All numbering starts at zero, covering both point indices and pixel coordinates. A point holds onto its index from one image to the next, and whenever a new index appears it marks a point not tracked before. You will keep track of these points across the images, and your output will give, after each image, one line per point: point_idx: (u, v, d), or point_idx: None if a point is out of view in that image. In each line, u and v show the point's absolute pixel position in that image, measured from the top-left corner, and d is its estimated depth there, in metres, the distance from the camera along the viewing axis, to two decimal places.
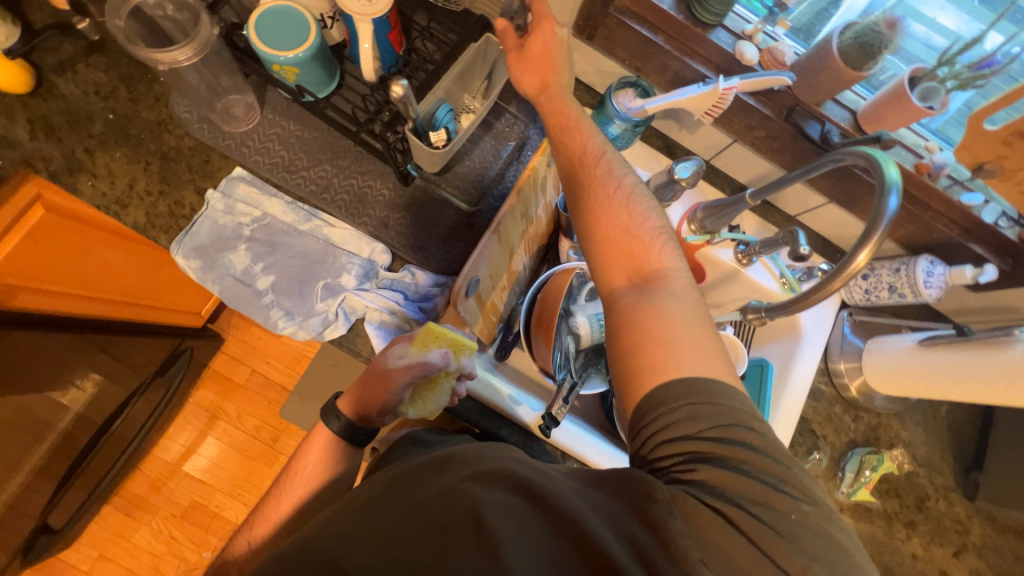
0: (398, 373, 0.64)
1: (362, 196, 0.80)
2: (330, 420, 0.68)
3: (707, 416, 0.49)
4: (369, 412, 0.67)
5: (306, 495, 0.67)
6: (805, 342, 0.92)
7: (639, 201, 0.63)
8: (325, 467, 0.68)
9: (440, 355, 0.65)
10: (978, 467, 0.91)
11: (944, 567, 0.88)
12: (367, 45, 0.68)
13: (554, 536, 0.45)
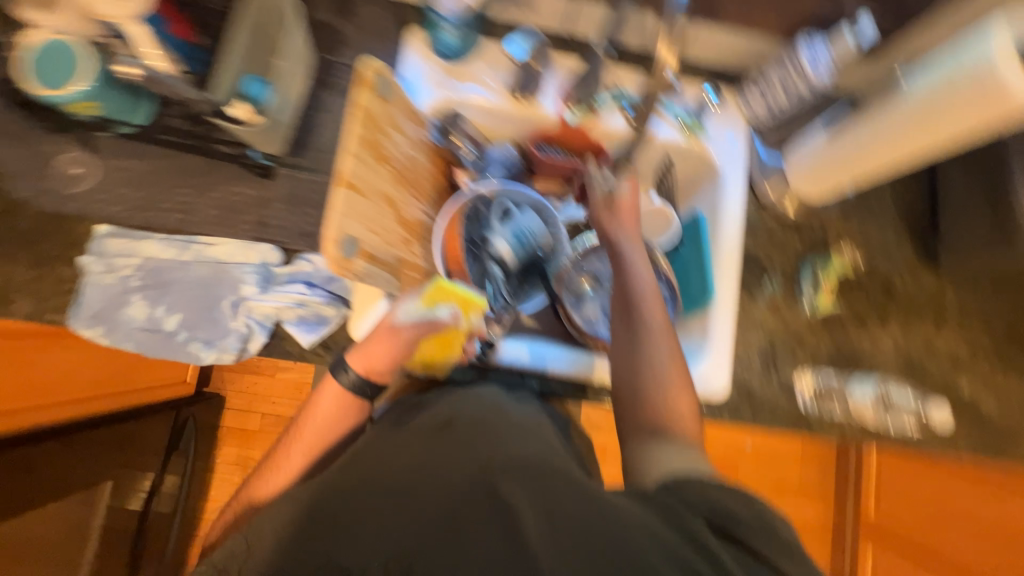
0: (407, 328, 0.68)
1: (231, 205, 0.77)
2: (342, 375, 0.67)
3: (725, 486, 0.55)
4: (377, 371, 0.68)
5: (320, 442, 0.65)
6: (724, 178, 0.88)
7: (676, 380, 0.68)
8: (335, 412, 0.67)
9: (451, 312, 0.71)
10: (936, 234, 0.90)
11: (929, 341, 0.89)
12: (146, 48, 0.64)
13: (552, 478, 0.49)
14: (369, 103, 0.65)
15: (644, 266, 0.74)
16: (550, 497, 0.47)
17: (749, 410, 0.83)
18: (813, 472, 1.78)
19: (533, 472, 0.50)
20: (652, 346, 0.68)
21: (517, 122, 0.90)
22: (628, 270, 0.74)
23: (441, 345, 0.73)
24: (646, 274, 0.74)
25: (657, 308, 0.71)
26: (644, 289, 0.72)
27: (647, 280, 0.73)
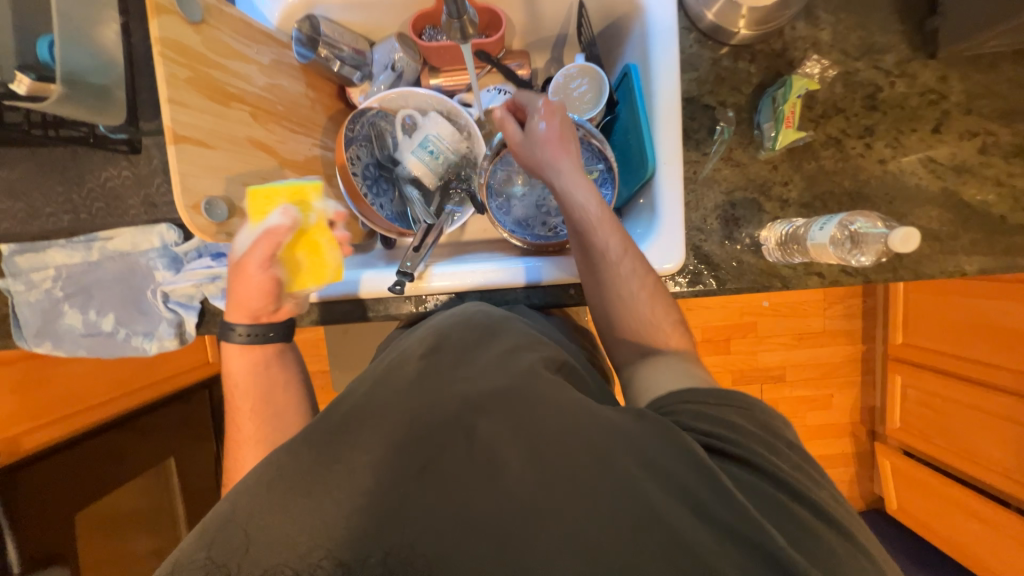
0: (249, 254, 0.60)
1: (114, 191, 0.72)
2: (230, 334, 0.65)
3: (729, 411, 0.51)
4: (262, 311, 0.64)
5: (258, 407, 0.65)
6: (649, 8, 0.72)
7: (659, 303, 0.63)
8: (262, 374, 0.66)
9: (281, 215, 0.60)
10: (935, 12, 0.72)
11: (927, 151, 0.75)
12: None
13: (539, 404, 0.47)
14: (177, 35, 0.55)
15: (590, 198, 0.63)
16: (535, 429, 0.45)
17: (712, 278, 0.75)
18: (839, 315, 1.71)
19: (511, 404, 0.48)
20: (623, 279, 0.63)
21: (388, 10, 0.77)
22: (575, 212, 0.63)
23: (307, 250, 0.64)
24: (594, 206, 0.63)
25: (619, 238, 0.63)
26: (596, 227, 0.63)
27: (595, 212, 0.63)
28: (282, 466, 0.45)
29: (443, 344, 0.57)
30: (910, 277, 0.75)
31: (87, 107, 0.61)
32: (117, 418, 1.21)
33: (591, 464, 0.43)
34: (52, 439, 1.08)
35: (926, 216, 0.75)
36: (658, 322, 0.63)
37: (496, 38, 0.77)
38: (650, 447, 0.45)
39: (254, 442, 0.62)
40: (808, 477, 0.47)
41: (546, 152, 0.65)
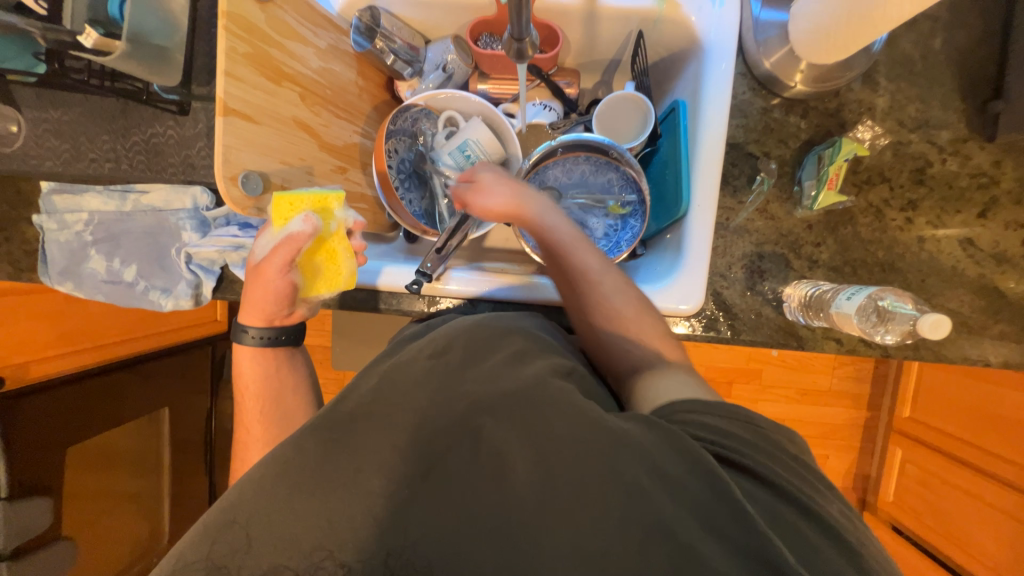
0: (268, 258, 0.61)
1: (156, 148, 0.74)
2: (244, 337, 0.68)
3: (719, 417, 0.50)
4: (276, 313, 0.66)
5: (266, 406, 0.67)
6: (708, 48, 0.71)
7: (641, 317, 0.63)
8: (271, 373, 0.69)
9: (303, 224, 0.60)
10: (1000, 96, 0.70)
11: (968, 235, 0.73)
12: None
13: (542, 404, 0.48)
14: (243, 10, 0.56)
15: (585, 253, 0.66)
16: (541, 430, 0.46)
17: (727, 327, 0.74)
18: (848, 376, 1.67)
19: (521, 404, 0.48)
20: (620, 323, 0.63)
21: (448, 12, 0.78)
22: (571, 262, 0.65)
23: (325, 258, 0.64)
24: (592, 258, 0.66)
25: (616, 284, 0.65)
26: (594, 276, 0.64)
27: (567, 232, 0.67)
28: (286, 455, 0.47)
29: (455, 343, 0.58)
30: (931, 359, 0.73)
31: (145, 65, 0.63)
32: (132, 359, 1.26)
33: (597, 458, 0.44)
34: (54, 373, 1.10)
35: (958, 300, 0.73)
36: (644, 336, 0.62)
37: (551, 54, 0.76)
38: (659, 452, 0.45)
39: (262, 441, 0.65)
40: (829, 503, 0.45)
41: (535, 204, 0.69)
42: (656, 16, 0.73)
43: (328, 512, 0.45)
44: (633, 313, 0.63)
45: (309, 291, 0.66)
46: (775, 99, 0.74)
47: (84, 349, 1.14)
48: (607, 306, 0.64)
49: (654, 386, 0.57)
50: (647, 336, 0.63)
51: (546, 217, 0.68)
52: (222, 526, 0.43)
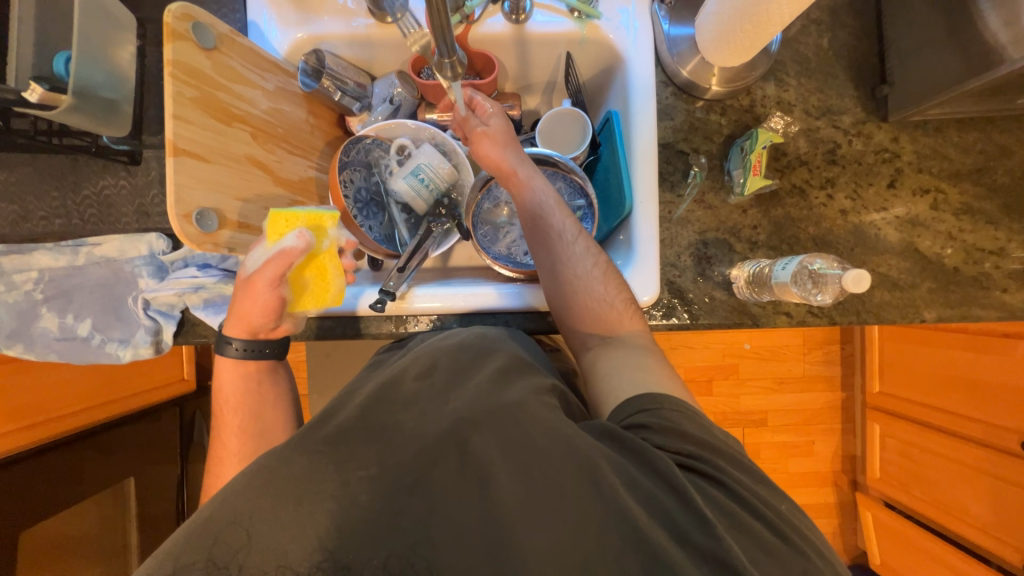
0: (259, 272, 0.61)
1: (108, 199, 0.74)
2: (226, 348, 0.67)
3: (687, 417, 0.54)
4: (261, 327, 0.66)
5: (246, 421, 0.67)
6: (629, 61, 0.79)
7: (608, 279, 0.68)
8: (252, 390, 0.68)
9: (297, 240, 0.62)
10: (886, 82, 0.80)
11: (883, 205, 0.80)
12: None
13: (525, 422, 0.50)
14: (190, 58, 0.59)
15: (561, 215, 0.70)
16: (522, 449, 0.48)
17: (685, 313, 0.78)
18: (818, 360, 1.73)
19: (503, 422, 0.50)
20: (589, 285, 0.67)
21: (390, 49, 0.83)
22: (548, 224, 0.69)
23: (316, 274, 0.66)
24: (567, 222, 0.70)
25: (585, 248, 0.69)
26: (567, 238, 0.69)
27: (548, 197, 0.70)
28: (253, 482, 0.46)
29: (439, 359, 0.59)
30: (873, 320, 0.79)
31: (93, 117, 0.65)
32: (82, 434, 1.17)
33: (575, 474, 0.47)
34: (6, 452, 1.02)
35: (886, 264, 0.80)
36: (609, 297, 0.67)
37: (490, 80, 0.81)
38: (630, 467, 0.49)
39: (237, 459, 0.65)
40: (754, 489, 0.50)
41: (522, 166, 0.72)
42: (580, 38, 0.81)
43: (307, 527, 0.44)
44: (599, 281, 0.67)
45: (298, 304, 0.66)
46: (697, 101, 0.82)
47: (39, 423, 1.08)
48: (574, 270, 0.68)
49: (620, 363, 0.63)
50: (613, 299, 0.67)
51: (530, 178, 0.72)
52: (199, 563, 0.42)
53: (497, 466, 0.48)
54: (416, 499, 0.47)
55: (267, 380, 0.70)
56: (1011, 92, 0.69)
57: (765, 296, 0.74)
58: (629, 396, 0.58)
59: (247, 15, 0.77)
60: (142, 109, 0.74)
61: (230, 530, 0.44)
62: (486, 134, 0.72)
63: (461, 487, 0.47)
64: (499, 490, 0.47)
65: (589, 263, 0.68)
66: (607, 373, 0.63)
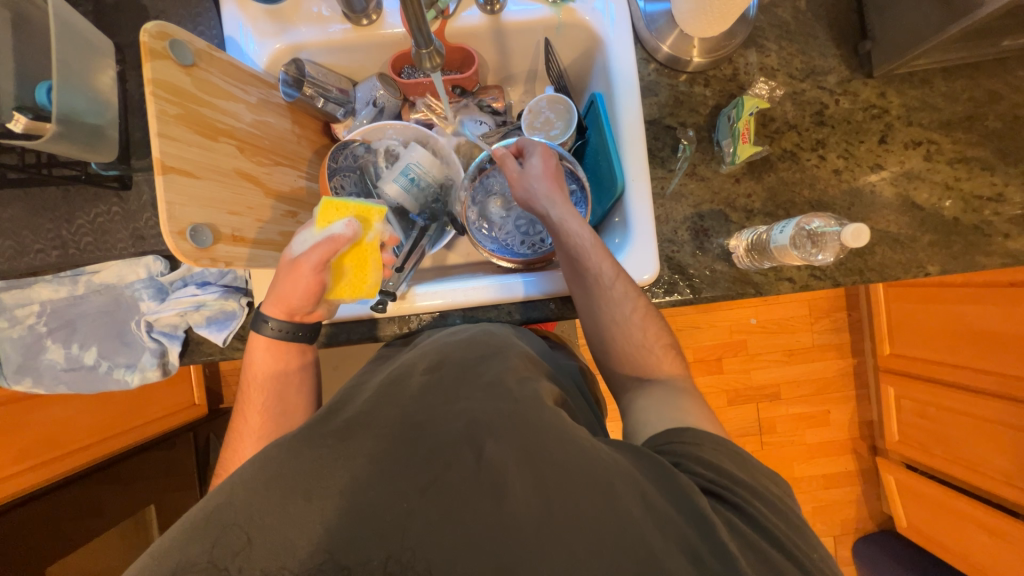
0: (307, 255, 0.62)
1: (103, 227, 0.74)
2: (263, 325, 0.67)
3: (730, 458, 0.53)
4: (303, 307, 0.66)
5: (270, 402, 0.67)
6: (608, 41, 0.79)
7: (649, 324, 0.67)
8: (279, 367, 0.69)
9: (348, 228, 0.64)
10: (867, 37, 0.80)
11: (876, 160, 0.80)
12: None
13: (548, 436, 0.49)
14: (171, 75, 0.59)
15: (600, 258, 0.67)
16: (545, 460, 0.47)
17: (687, 288, 0.77)
18: (827, 329, 1.72)
19: (522, 429, 0.50)
20: (628, 331, 0.67)
21: (369, 53, 0.83)
22: (585, 267, 0.68)
23: (356, 264, 0.66)
24: (606, 265, 0.67)
25: (625, 293, 0.67)
26: (606, 283, 0.67)
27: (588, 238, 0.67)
28: (259, 495, 0.45)
29: (447, 361, 0.60)
30: (877, 277, 0.78)
31: (78, 143, 0.65)
32: (113, 457, 1.21)
33: (587, 485, 0.46)
34: (37, 485, 1.05)
35: (884, 219, 0.79)
36: (648, 343, 0.67)
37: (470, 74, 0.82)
38: (643, 484, 0.48)
39: (258, 436, 0.65)
40: (768, 506, 0.49)
41: (562, 203, 0.70)
42: (558, 24, 0.81)
43: (318, 520, 0.44)
44: (640, 326, 0.67)
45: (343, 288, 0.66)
46: (680, 75, 0.81)
47: (51, 459, 1.08)
48: (613, 317, 0.67)
49: (655, 399, 0.63)
50: (653, 345, 0.67)
51: (570, 216, 0.69)
52: (202, 562, 0.41)
53: (507, 467, 0.47)
54: (427, 494, 0.46)
55: (292, 386, 0.69)
56: (994, 35, 0.69)
57: (767, 262, 0.74)
58: (660, 425, 0.59)
59: (223, 31, 0.77)
60: (128, 133, 0.74)
61: (230, 549, 0.42)
62: (522, 178, 0.72)
63: (469, 477, 0.47)
64: (510, 485, 0.46)
65: (630, 309, 0.67)
66: (641, 408, 0.63)
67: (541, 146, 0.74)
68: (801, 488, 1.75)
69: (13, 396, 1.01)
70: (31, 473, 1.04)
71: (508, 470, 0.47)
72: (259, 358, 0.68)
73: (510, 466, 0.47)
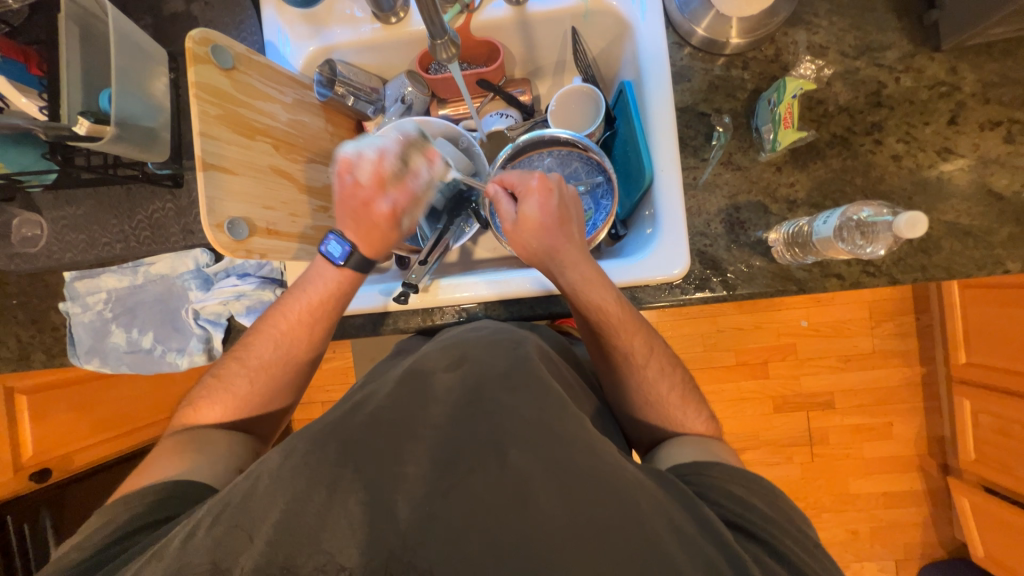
0: (371, 177, 0.68)
1: (158, 221, 0.81)
2: (349, 256, 0.70)
3: (758, 495, 0.53)
4: (385, 220, 0.70)
5: (313, 330, 0.71)
6: (637, 26, 0.76)
7: (681, 397, 0.68)
8: (331, 300, 0.71)
9: (397, 135, 0.72)
10: (935, 6, 0.71)
11: (944, 144, 0.71)
12: (25, 99, 0.67)
13: (569, 446, 0.48)
14: (212, 78, 0.63)
15: (631, 338, 0.66)
16: (567, 469, 0.46)
17: (719, 283, 0.73)
18: (889, 333, 1.57)
19: (543, 437, 0.49)
20: (663, 409, 0.67)
21: (398, 51, 0.85)
22: (616, 347, 0.67)
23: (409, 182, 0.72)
24: (636, 342, 0.66)
25: (659, 370, 0.67)
26: (639, 362, 0.67)
27: (615, 309, 0.65)
28: (279, 479, 0.47)
29: (466, 354, 0.60)
30: (942, 275, 0.70)
31: (135, 145, 0.71)
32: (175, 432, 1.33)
33: (607, 497, 0.45)
34: (111, 453, 1.19)
35: (953, 210, 0.71)
36: (684, 417, 0.67)
37: (495, 67, 0.82)
38: (668, 507, 0.47)
39: (288, 357, 0.71)
40: (788, 536, 0.49)
41: (576, 274, 0.65)
42: (585, 11, 0.79)
43: (342, 514, 0.44)
44: (675, 402, 0.67)
45: (417, 187, 0.71)
46: (717, 58, 0.77)
47: (126, 431, 1.21)
48: (643, 392, 0.67)
49: (684, 442, 0.63)
50: (687, 420, 0.67)
51: (589, 289, 0.65)
52: (205, 564, 0.43)
53: (520, 469, 0.46)
54: (450, 498, 0.45)
55: (331, 321, 0.73)
56: None
57: (810, 257, 0.68)
58: (687, 459, 0.60)
59: (263, 36, 0.81)
60: (180, 135, 0.80)
61: (247, 533, 0.44)
62: (530, 231, 0.65)
63: (493, 481, 0.46)
64: (525, 492, 0.45)
65: (664, 384, 0.67)
66: (668, 448, 0.64)
67: (538, 181, 0.65)
68: (857, 505, 1.61)
69: (92, 374, 1.12)
70: (106, 443, 1.17)
71: (533, 481, 0.46)
72: (314, 293, 0.71)
73: (536, 476, 0.46)
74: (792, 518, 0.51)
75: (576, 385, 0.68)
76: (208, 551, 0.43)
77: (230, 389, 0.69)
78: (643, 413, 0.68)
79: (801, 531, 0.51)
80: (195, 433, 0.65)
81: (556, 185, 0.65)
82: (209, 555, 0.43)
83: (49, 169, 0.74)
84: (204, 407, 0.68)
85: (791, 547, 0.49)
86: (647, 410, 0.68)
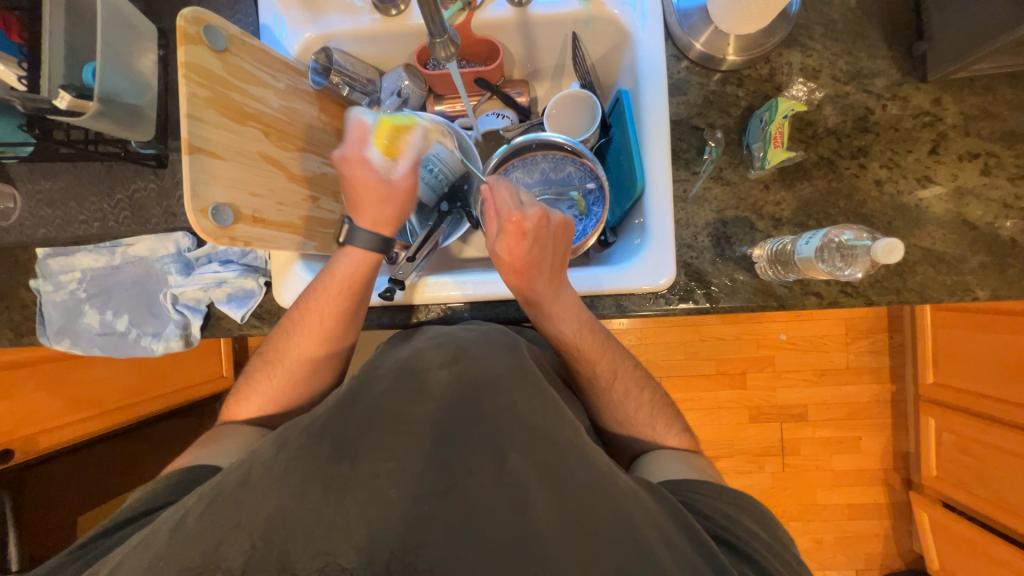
0: (408, 169, 0.71)
1: (139, 201, 0.79)
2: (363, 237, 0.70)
3: (740, 508, 0.55)
4: (408, 204, 0.72)
5: (342, 308, 0.70)
6: (636, 36, 0.77)
7: (661, 409, 0.69)
8: (362, 278, 0.70)
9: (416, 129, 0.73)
10: (924, 38, 0.74)
11: (925, 172, 0.74)
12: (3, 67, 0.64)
13: (562, 453, 0.48)
14: (204, 59, 0.62)
15: (594, 362, 0.68)
16: (559, 475, 0.47)
17: (702, 296, 0.74)
18: (863, 350, 1.62)
19: (541, 442, 0.49)
20: (644, 417, 0.68)
21: (396, 44, 0.84)
22: (579, 366, 0.68)
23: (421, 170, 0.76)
24: (601, 366, 0.68)
25: (625, 392, 0.68)
26: (604, 384, 0.68)
27: (574, 342, 0.67)
28: (264, 476, 0.46)
29: (460, 351, 0.59)
30: (916, 299, 0.73)
31: (118, 122, 0.69)
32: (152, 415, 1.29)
33: (602, 506, 0.45)
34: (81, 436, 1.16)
35: (929, 237, 0.73)
36: (662, 429, 0.68)
37: (494, 67, 0.82)
38: (660, 518, 0.48)
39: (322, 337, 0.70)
40: (759, 548, 0.51)
41: (541, 310, 0.66)
42: (587, 17, 0.79)
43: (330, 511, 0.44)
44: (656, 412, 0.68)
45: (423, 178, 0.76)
46: (713, 73, 0.78)
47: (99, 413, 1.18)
48: (626, 399, 0.68)
49: (670, 458, 0.64)
50: (664, 435, 0.68)
51: (550, 322, 0.67)
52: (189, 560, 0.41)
53: (512, 475, 0.46)
54: (446, 498, 0.45)
55: (361, 298, 0.71)
56: None
57: (791, 275, 0.70)
58: (675, 474, 0.60)
59: (258, 20, 0.80)
60: (167, 113, 0.78)
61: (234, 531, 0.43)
62: (501, 269, 0.65)
63: (489, 484, 0.46)
64: (519, 499, 0.45)
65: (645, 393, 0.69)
66: (654, 459, 0.64)
67: (510, 226, 0.61)
68: (824, 515, 1.65)
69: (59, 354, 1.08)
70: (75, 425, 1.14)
71: (530, 486, 0.46)
72: (351, 271, 0.70)
73: (531, 482, 0.46)
74: (763, 533, 0.53)
75: (562, 390, 0.68)
76: (190, 546, 0.42)
77: (273, 368, 0.71)
78: (626, 422, 0.69)
79: (775, 545, 0.53)
80: (228, 429, 0.69)
81: (531, 228, 0.61)
82: (189, 556, 0.42)
83: (24, 142, 0.73)
84: (254, 386, 0.71)
85: (769, 558, 0.50)
86: (630, 419, 0.68)
